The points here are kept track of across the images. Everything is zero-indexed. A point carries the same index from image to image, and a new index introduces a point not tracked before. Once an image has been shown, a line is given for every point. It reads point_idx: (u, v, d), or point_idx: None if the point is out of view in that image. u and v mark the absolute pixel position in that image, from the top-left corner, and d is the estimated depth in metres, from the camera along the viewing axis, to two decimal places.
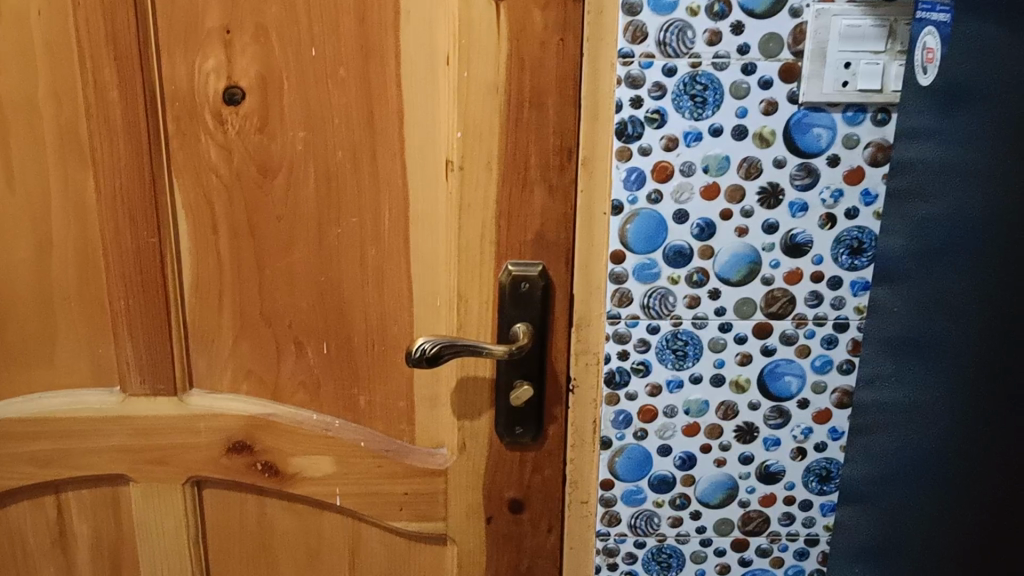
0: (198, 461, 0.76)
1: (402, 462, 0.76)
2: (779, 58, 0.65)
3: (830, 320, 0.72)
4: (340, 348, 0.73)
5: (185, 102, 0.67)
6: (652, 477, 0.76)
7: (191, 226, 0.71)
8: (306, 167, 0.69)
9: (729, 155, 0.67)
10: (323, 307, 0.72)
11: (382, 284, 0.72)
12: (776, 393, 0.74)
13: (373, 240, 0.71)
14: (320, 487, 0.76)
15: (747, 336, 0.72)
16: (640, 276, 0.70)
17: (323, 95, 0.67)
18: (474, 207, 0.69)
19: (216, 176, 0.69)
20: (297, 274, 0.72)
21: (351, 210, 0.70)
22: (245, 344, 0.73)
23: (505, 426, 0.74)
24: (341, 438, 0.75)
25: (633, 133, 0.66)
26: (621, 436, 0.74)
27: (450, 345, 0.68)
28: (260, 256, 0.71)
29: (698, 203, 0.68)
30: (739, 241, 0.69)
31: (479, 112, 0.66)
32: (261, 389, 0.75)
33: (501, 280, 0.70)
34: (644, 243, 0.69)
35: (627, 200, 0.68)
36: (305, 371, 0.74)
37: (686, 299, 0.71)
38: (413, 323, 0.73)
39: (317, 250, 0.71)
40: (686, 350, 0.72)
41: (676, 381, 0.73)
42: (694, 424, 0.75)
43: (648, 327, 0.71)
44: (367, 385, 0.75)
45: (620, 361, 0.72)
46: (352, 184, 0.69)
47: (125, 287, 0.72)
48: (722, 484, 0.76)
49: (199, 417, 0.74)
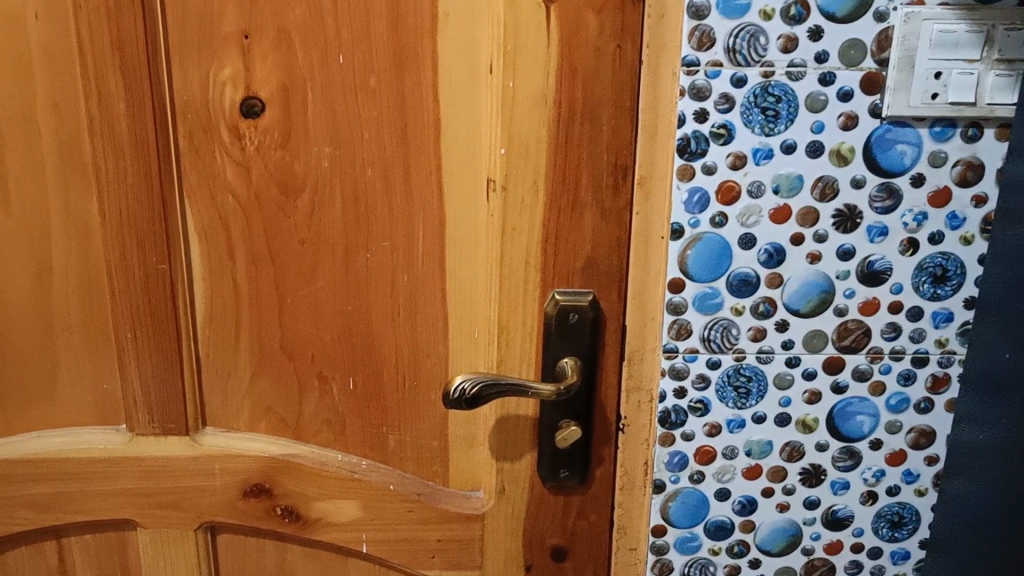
0: (212, 505, 0.69)
1: (435, 507, 0.69)
2: (862, 67, 0.58)
3: (908, 354, 0.65)
4: (367, 383, 0.67)
5: (199, 115, 0.61)
6: (708, 524, 0.69)
7: (204, 251, 0.64)
8: (331, 188, 0.62)
9: (803, 174, 0.60)
10: (349, 339, 0.66)
11: (414, 314, 0.65)
12: (847, 434, 0.67)
13: (405, 267, 0.64)
14: (345, 533, 0.70)
15: (816, 371, 0.65)
16: (701, 306, 0.63)
17: (351, 107, 0.60)
18: (519, 231, 0.62)
19: (232, 197, 0.63)
20: (322, 303, 0.65)
21: (382, 233, 0.63)
22: (264, 379, 0.67)
23: (549, 469, 0.67)
24: (369, 480, 0.69)
25: (697, 150, 0.59)
26: (675, 479, 0.68)
27: (492, 384, 0.62)
28: (281, 284, 0.65)
29: (766, 227, 0.61)
30: (811, 268, 0.63)
31: (525, 126, 0.59)
32: (282, 427, 0.68)
33: (546, 311, 0.64)
34: (706, 271, 0.62)
35: (689, 223, 0.61)
36: (329, 409, 0.68)
37: (751, 331, 0.64)
38: (449, 356, 0.66)
39: (343, 277, 0.64)
40: (749, 387, 0.66)
41: (737, 421, 0.67)
42: (756, 467, 0.68)
43: (708, 361, 0.65)
44: (397, 423, 0.68)
45: (676, 399, 0.66)
46: (383, 205, 0.63)
47: (132, 318, 0.65)
48: (784, 531, 0.70)
49: (214, 458, 0.68)
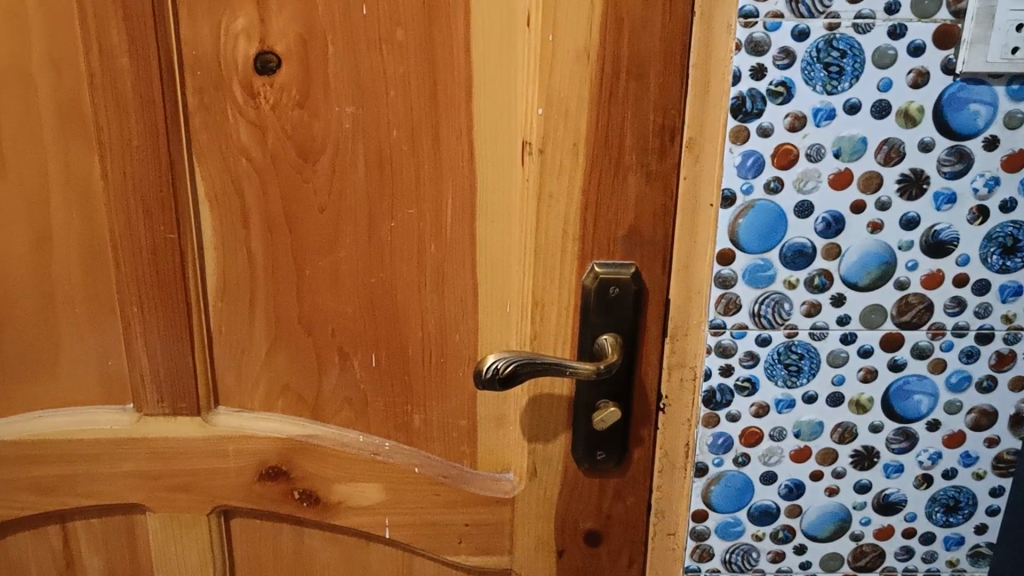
0: (227, 488, 0.65)
1: (463, 490, 0.65)
2: (936, 19, 0.53)
3: (973, 330, 0.61)
4: (392, 359, 0.63)
5: (211, 71, 0.56)
6: (752, 508, 0.65)
7: (216, 219, 0.59)
8: (354, 150, 0.57)
9: (867, 136, 0.56)
10: (372, 314, 0.62)
11: (443, 286, 0.61)
12: (903, 414, 0.63)
13: (433, 236, 0.60)
14: (367, 517, 0.66)
15: (873, 349, 0.61)
16: (751, 279, 0.59)
17: (375, 62, 0.55)
18: (557, 198, 0.57)
19: (247, 160, 0.58)
20: (343, 275, 0.61)
21: (408, 200, 0.59)
22: (281, 356, 0.63)
23: (585, 451, 0.63)
24: (393, 462, 0.64)
25: (752, 110, 0.55)
26: (718, 462, 0.64)
27: (527, 363, 0.57)
28: (299, 255, 0.60)
29: (825, 193, 0.57)
30: (872, 237, 0.58)
31: (566, 83, 0.54)
32: (300, 406, 0.64)
33: (584, 283, 0.59)
34: (758, 242, 0.58)
35: (741, 189, 0.56)
36: (350, 386, 0.64)
37: (805, 306, 0.60)
38: (478, 330, 0.62)
39: (366, 247, 0.60)
40: (800, 365, 0.61)
41: (786, 401, 0.62)
42: (805, 449, 0.64)
43: (758, 338, 0.60)
44: (422, 402, 0.64)
45: (722, 378, 0.61)
46: (409, 168, 0.58)
47: (138, 291, 0.60)
48: (833, 515, 0.66)
49: (228, 439, 0.64)
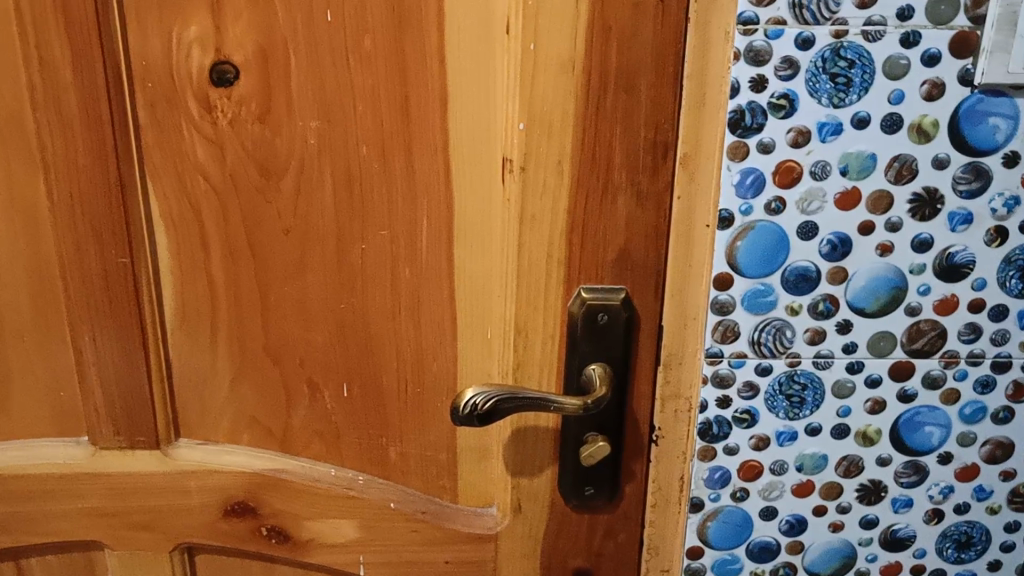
0: (191, 526, 0.61)
1: (442, 526, 0.61)
2: (953, 26, 0.49)
3: (988, 358, 0.57)
4: (365, 390, 0.59)
5: (163, 84, 0.51)
6: (751, 545, 0.61)
7: (172, 242, 0.55)
8: (320, 168, 0.53)
9: (877, 153, 0.51)
10: (343, 342, 0.57)
11: (418, 314, 0.57)
12: (913, 447, 0.59)
13: (407, 259, 0.55)
14: (341, 556, 0.62)
15: (882, 379, 0.57)
16: (750, 305, 0.54)
17: (341, 74, 0.51)
18: (540, 220, 0.53)
19: (204, 180, 0.53)
20: (311, 301, 0.56)
21: (380, 221, 0.54)
22: (246, 386, 0.58)
23: (572, 486, 0.59)
24: (367, 498, 0.60)
25: (752, 125, 0.50)
26: (715, 497, 0.60)
27: (508, 400, 0.53)
28: (263, 280, 0.56)
29: (831, 214, 0.52)
30: (881, 261, 0.54)
31: (548, 96, 0.50)
32: (268, 439, 0.60)
33: (571, 309, 0.55)
34: (758, 266, 0.53)
35: (740, 210, 0.52)
36: (321, 419, 0.59)
37: (808, 334, 0.55)
38: (457, 359, 0.58)
39: (335, 271, 0.56)
40: (804, 396, 0.57)
41: (788, 434, 0.58)
42: (807, 484, 0.60)
43: (758, 367, 0.56)
44: (398, 433, 0.60)
45: (720, 410, 0.57)
46: (380, 188, 0.54)
47: (90, 318, 0.56)
48: (837, 552, 0.62)
49: (191, 474, 0.60)
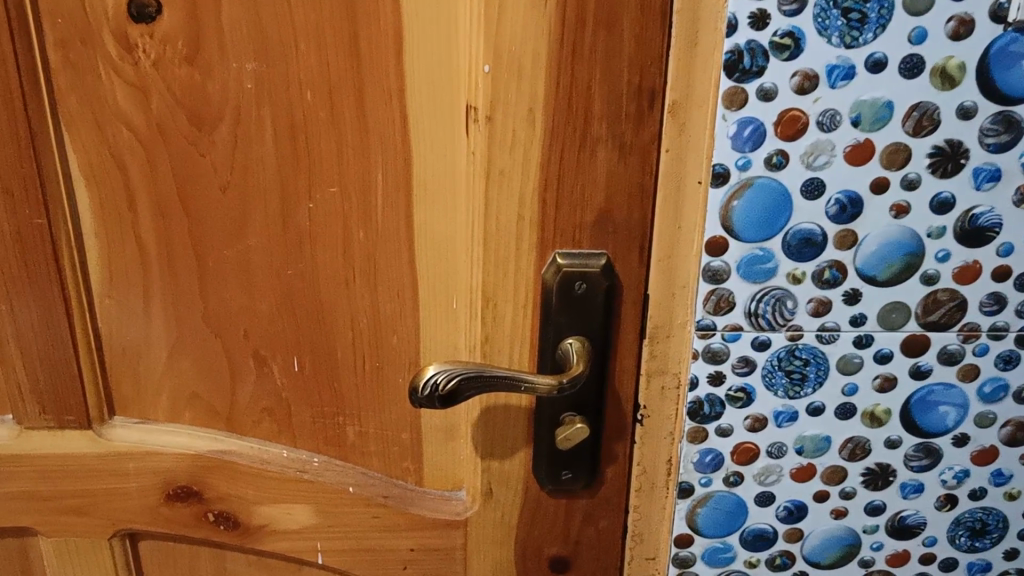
0: (130, 511, 0.56)
1: (406, 512, 0.55)
2: None
3: (1013, 332, 0.51)
4: (318, 364, 0.53)
5: (74, 20, 0.45)
6: (745, 533, 0.56)
7: (95, 200, 0.49)
8: (259, 117, 0.47)
9: (893, 100, 0.45)
10: (291, 312, 0.51)
11: (374, 281, 0.51)
12: (925, 429, 0.53)
13: (360, 220, 0.49)
14: (296, 543, 0.57)
15: (893, 354, 0.51)
16: (747, 272, 0.48)
17: (280, 9, 0.44)
18: (509, 175, 0.46)
19: (128, 130, 0.47)
20: (254, 265, 0.50)
21: (329, 176, 0.48)
22: (185, 360, 0.53)
23: (549, 471, 0.53)
24: (323, 481, 0.55)
25: (751, 67, 0.44)
26: (706, 482, 0.54)
27: (474, 379, 0.47)
28: (199, 243, 0.50)
29: (839, 170, 0.46)
30: (895, 223, 0.48)
31: (517, 34, 0.43)
32: (212, 418, 0.54)
33: (545, 277, 0.49)
34: (757, 229, 0.47)
35: (736, 165, 0.46)
36: (270, 395, 0.54)
37: (812, 305, 0.49)
38: (419, 330, 0.52)
39: (279, 234, 0.50)
40: (805, 372, 0.51)
41: (787, 413, 0.52)
42: (808, 468, 0.54)
43: (755, 341, 0.50)
44: (356, 412, 0.54)
45: (711, 387, 0.52)
46: (328, 139, 0.47)
47: (7, 285, 0.51)
48: (839, 540, 0.57)
49: (127, 456, 0.54)
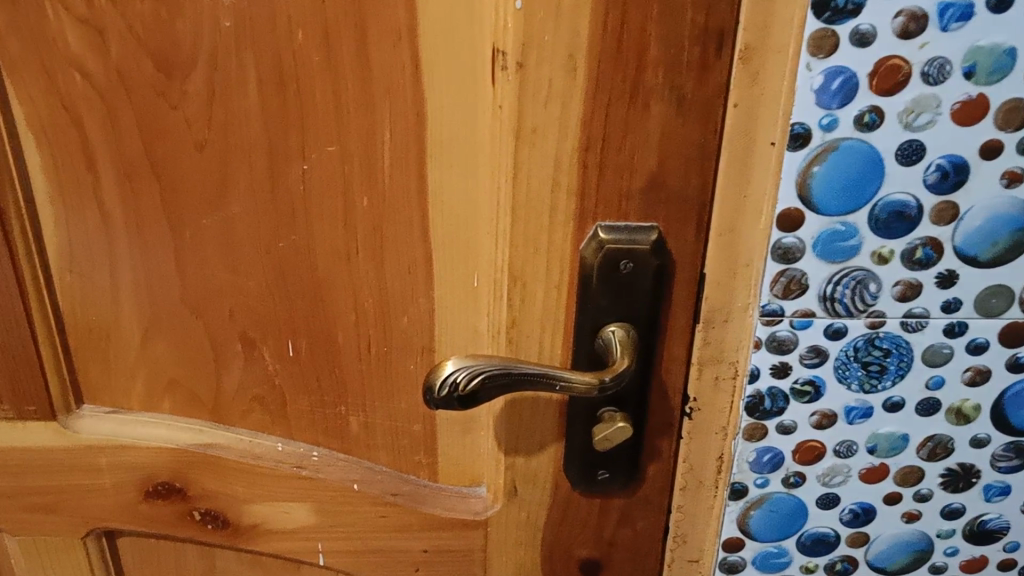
0: (104, 509, 0.49)
1: (418, 511, 0.49)
2: None
3: None
4: (316, 348, 0.46)
5: None
6: (803, 537, 0.49)
7: (47, 160, 0.42)
8: (241, 62, 0.39)
9: (1016, 47, 0.37)
10: (284, 289, 0.44)
11: (381, 255, 0.43)
12: (1018, 427, 0.46)
13: (363, 183, 0.41)
14: (294, 543, 0.50)
15: (989, 344, 0.44)
16: (824, 251, 0.41)
17: None
18: (543, 135, 0.38)
19: (82, 78, 0.39)
20: (238, 236, 0.43)
21: (326, 133, 0.40)
22: (161, 343, 0.46)
23: (582, 470, 0.46)
24: (323, 479, 0.48)
25: (846, 6, 0.36)
26: (761, 482, 0.48)
27: (501, 378, 0.40)
28: (174, 211, 0.42)
29: (944, 131, 0.38)
30: (1005, 194, 0.40)
31: None
32: (195, 407, 0.47)
33: (584, 254, 0.41)
34: (839, 201, 0.40)
35: (820, 124, 0.38)
36: (261, 381, 0.47)
37: (898, 288, 0.42)
38: (434, 310, 0.44)
39: (267, 200, 0.42)
40: (885, 364, 0.44)
41: (860, 409, 0.45)
42: (879, 468, 0.47)
43: (828, 329, 0.43)
44: (360, 401, 0.47)
45: (775, 380, 0.44)
46: (324, 87, 0.39)
47: None
48: (909, 545, 0.50)
49: (99, 450, 0.47)
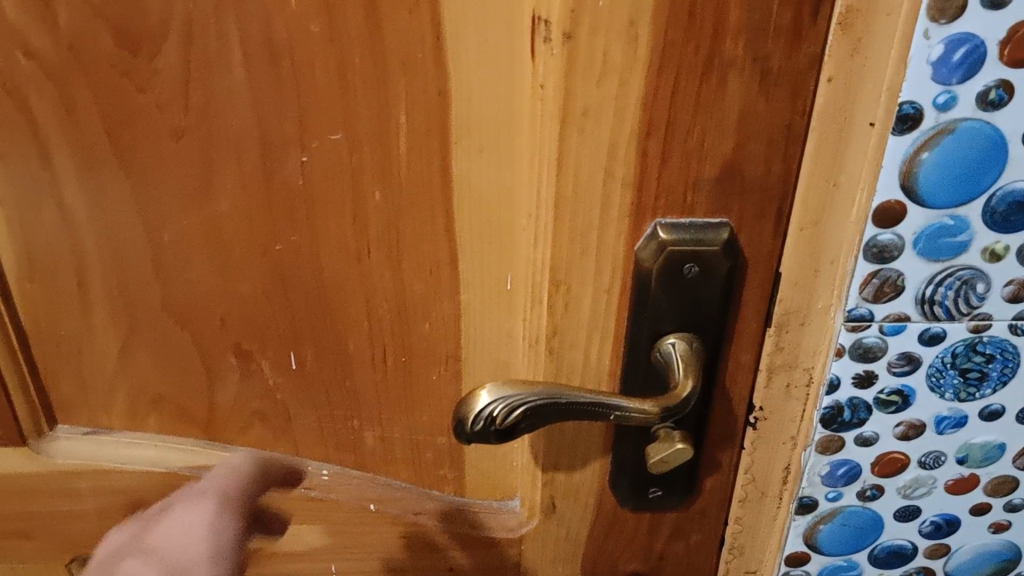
0: (90, 534, 0.44)
1: (442, 531, 0.43)
2: None
3: None
4: (324, 359, 0.39)
5: None
6: (877, 550, 0.44)
7: None
8: (221, 34, 0.31)
9: None
10: (284, 296, 0.37)
11: (397, 256, 0.36)
12: None
13: (376, 175, 0.34)
14: (307, 564, 0.45)
15: None
16: (927, 249, 0.35)
17: None
18: (596, 118, 0.31)
19: (28, 57, 0.32)
20: (228, 237, 0.36)
21: (329, 117, 0.33)
22: (142, 357, 0.39)
23: (631, 489, 0.40)
24: (335, 500, 0.43)
25: None
26: (834, 496, 0.42)
27: (547, 409, 0.34)
28: (149, 211, 0.36)
29: None
30: None
31: None
32: (187, 425, 0.41)
33: (640, 257, 0.34)
34: (950, 192, 0.33)
35: (935, 103, 0.32)
36: (261, 396, 0.40)
37: (1010, 288, 0.36)
38: (461, 315, 0.38)
39: (260, 196, 0.35)
40: (987, 370, 0.38)
41: (953, 418, 0.39)
42: (969, 479, 0.42)
43: (924, 334, 0.37)
44: (376, 415, 0.41)
45: (857, 391, 0.38)
46: (326, 63, 0.32)
47: None
48: (994, 555, 0.45)
49: (78, 476, 0.42)
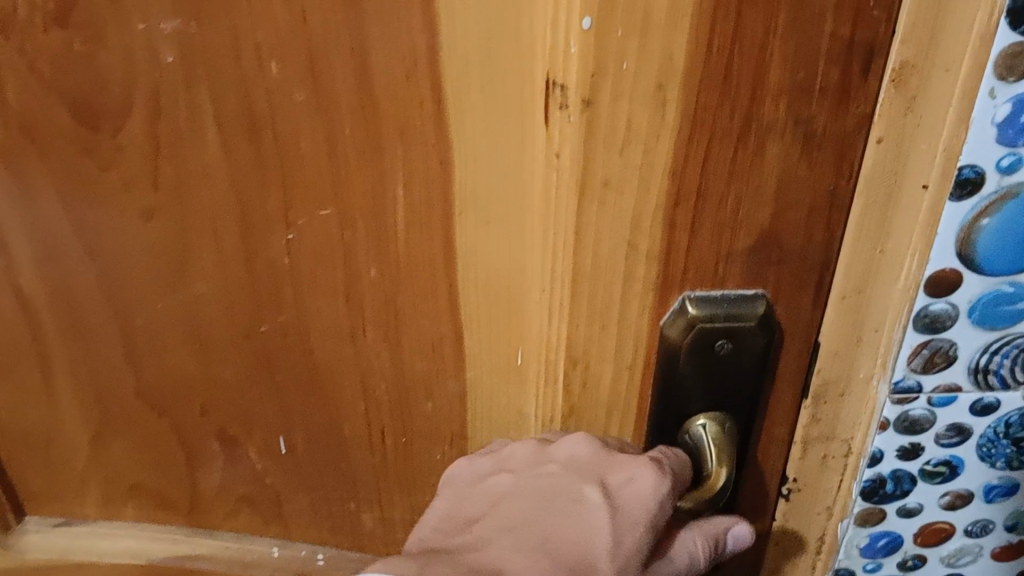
0: None
1: None
2: None
3: None
4: (316, 443, 0.36)
5: None
6: None
7: None
8: (192, 109, 0.28)
9: None
10: (271, 377, 0.35)
11: (395, 334, 0.33)
12: None
13: (371, 251, 0.31)
14: None
15: None
16: (982, 317, 0.32)
17: None
18: (619, 189, 0.26)
19: None
20: (206, 320, 0.33)
21: (317, 192, 0.30)
22: (117, 437, 0.37)
23: None
24: None
25: None
26: (873, 568, 0.39)
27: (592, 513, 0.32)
28: (119, 298, 0.33)
29: None
30: None
31: None
32: (169, 511, 0.40)
33: (667, 330, 0.30)
34: (1008, 259, 0.30)
35: (997, 168, 0.28)
36: (248, 481, 0.38)
37: None
38: (466, 394, 0.34)
39: (240, 277, 0.32)
40: None
41: (1004, 486, 0.37)
42: (1017, 545, 0.39)
43: (976, 402, 0.34)
44: (375, 495, 0.38)
45: (900, 462, 0.35)
46: (312, 134, 0.28)
47: None
48: None
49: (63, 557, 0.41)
